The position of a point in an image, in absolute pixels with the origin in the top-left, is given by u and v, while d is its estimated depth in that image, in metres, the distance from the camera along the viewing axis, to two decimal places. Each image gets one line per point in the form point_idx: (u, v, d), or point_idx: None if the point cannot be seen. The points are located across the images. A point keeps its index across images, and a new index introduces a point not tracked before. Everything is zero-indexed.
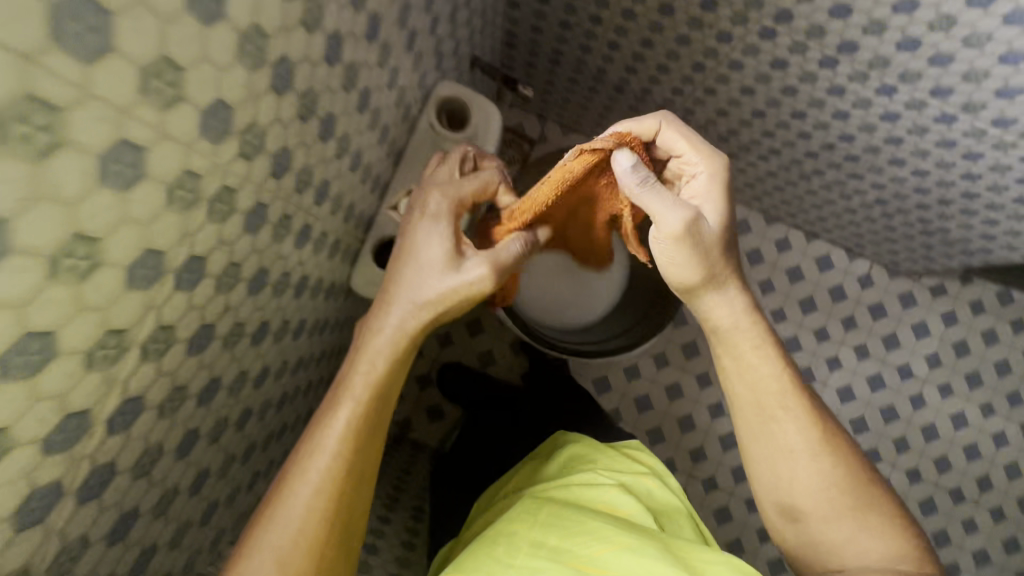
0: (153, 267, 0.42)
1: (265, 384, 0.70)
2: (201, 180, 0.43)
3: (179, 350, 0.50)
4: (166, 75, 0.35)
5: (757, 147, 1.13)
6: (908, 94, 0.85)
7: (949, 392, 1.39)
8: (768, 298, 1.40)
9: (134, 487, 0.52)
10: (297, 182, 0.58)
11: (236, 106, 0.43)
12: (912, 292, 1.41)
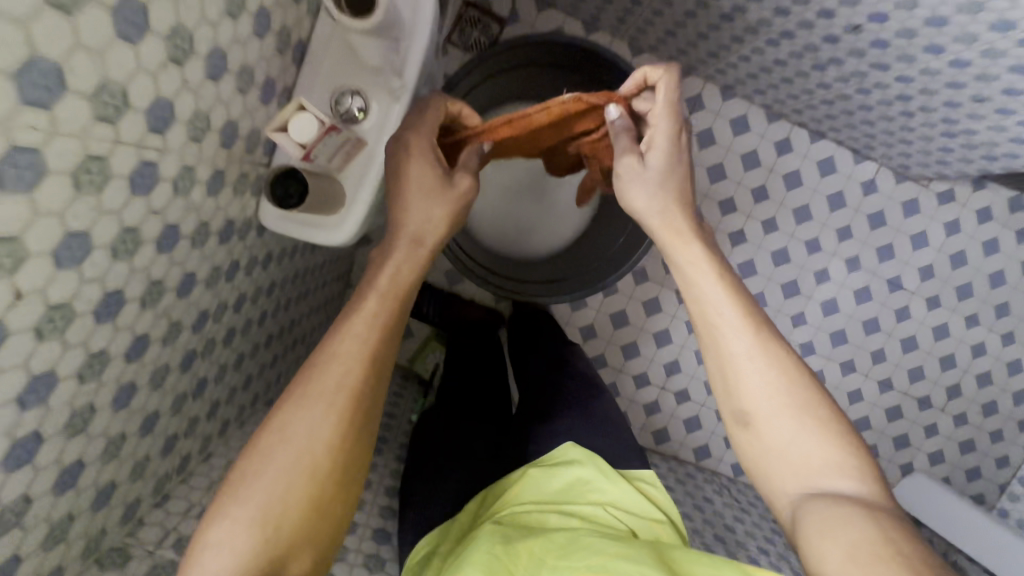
0: (82, 253, 0.41)
1: (225, 327, 0.71)
2: (105, 163, 0.40)
3: (125, 331, 0.50)
4: (90, 89, 0.36)
5: (767, 29, 0.96)
6: (933, 7, 0.76)
7: (937, 304, 1.37)
8: (759, 207, 1.35)
9: (105, 452, 0.55)
10: (220, 134, 0.54)
11: (125, 79, 0.39)
12: (915, 201, 1.34)
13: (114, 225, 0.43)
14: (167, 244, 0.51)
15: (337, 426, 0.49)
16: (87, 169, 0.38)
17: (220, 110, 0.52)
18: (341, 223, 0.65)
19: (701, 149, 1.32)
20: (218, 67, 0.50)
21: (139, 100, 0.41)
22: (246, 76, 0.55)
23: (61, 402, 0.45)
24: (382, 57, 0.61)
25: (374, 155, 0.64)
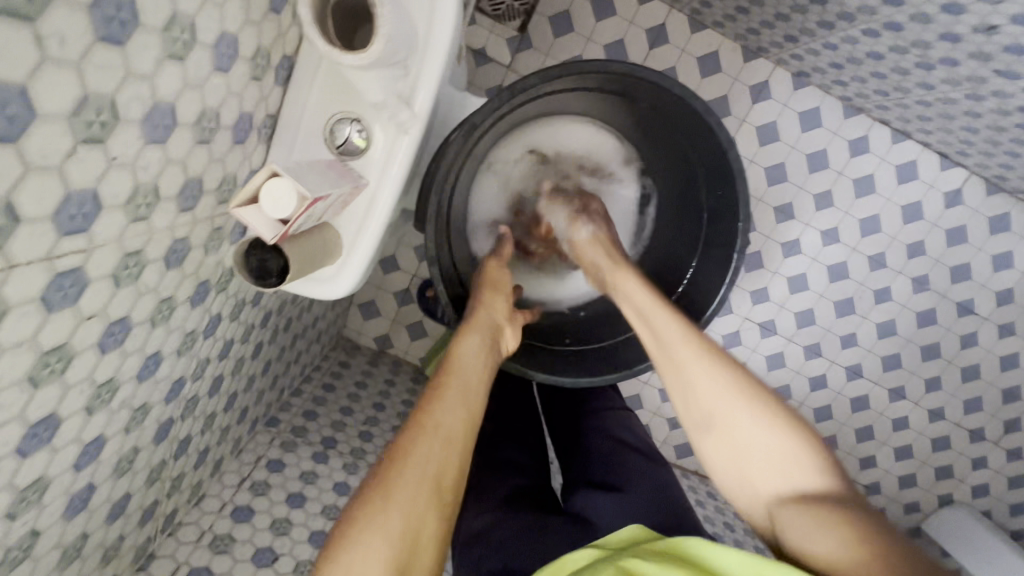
0: (57, 365, 0.34)
1: (230, 364, 0.66)
2: (78, 276, 0.33)
3: (116, 420, 0.44)
4: (39, 196, 0.28)
5: (868, 18, 0.86)
6: None
7: (1010, 333, 1.29)
8: (821, 215, 1.22)
9: (111, 523, 0.51)
10: (218, 192, 0.45)
11: (90, 184, 0.31)
12: (1008, 216, 1.21)
13: (98, 329, 0.37)
14: (164, 318, 0.45)
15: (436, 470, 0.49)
16: (58, 287, 0.32)
17: (216, 169, 0.44)
18: (338, 275, 0.54)
19: (763, 145, 1.18)
20: (212, 129, 0.41)
21: (112, 197, 0.34)
22: (245, 123, 0.45)
23: (54, 502, 0.40)
24: (384, 89, 0.48)
25: (377, 199, 0.53)
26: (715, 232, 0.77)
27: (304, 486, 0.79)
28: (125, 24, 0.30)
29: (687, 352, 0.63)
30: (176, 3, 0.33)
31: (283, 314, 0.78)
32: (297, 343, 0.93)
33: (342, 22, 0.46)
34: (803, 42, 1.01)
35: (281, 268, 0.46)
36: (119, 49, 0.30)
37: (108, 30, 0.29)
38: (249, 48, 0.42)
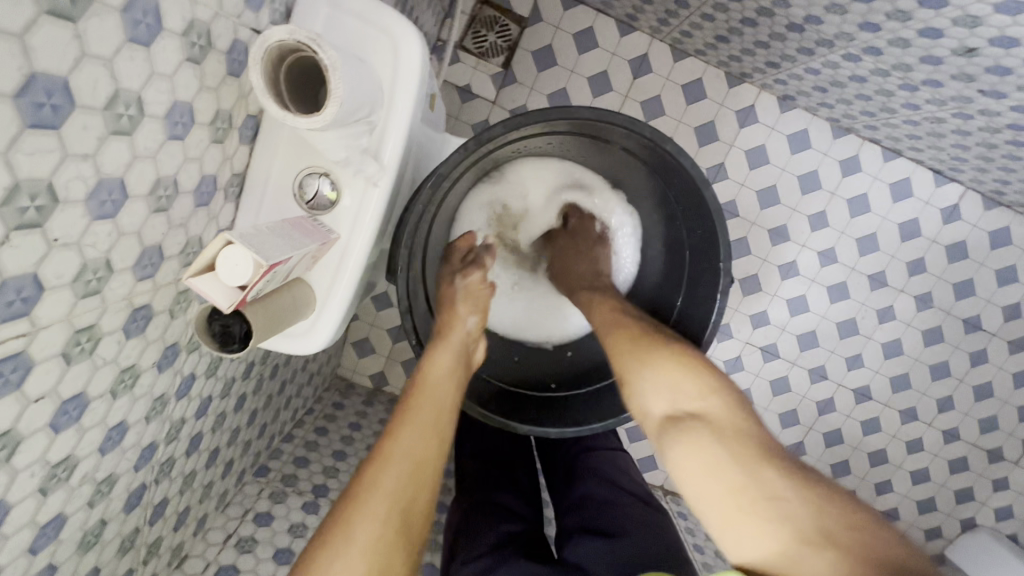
0: (38, 394, 0.38)
1: (216, 409, 0.69)
2: (23, 360, 0.35)
3: (95, 448, 0.47)
4: (33, 252, 0.33)
5: (845, 44, 0.88)
6: None
7: (1021, 348, 1.26)
8: (818, 235, 1.23)
9: (96, 551, 0.54)
10: (180, 256, 0.50)
11: (29, 269, 0.33)
12: (1008, 228, 1.20)
13: (48, 411, 0.39)
14: (126, 387, 0.48)
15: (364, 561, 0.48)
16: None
17: (177, 235, 0.48)
18: (313, 328, 0.57)
19: (752, 169, 1.20)
20: (168, 197, 0.45)
21: (56, 277, 0.36)
22: (208, 186, 0.50)
23: (39, 522, 0.43)
24: (347, 147, 0.52)
25: (350, 250, 0.57)
26: (699, 269, 0.79)
27: (292, 540, 0.82)
28: (60, 109, 0.32)
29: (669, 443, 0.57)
30: (121, 81, 0.36)
31: (273, 354, 0.82)
32: (287, 384, 0.94)
33: (300, 88, 0.50)
34: (779, 67, 1.04)
35: (244, 335, 0.48)
36: (55, 133, 0.32)
37: (92, 125, 0.35)
38: (210, 113, 0.47)
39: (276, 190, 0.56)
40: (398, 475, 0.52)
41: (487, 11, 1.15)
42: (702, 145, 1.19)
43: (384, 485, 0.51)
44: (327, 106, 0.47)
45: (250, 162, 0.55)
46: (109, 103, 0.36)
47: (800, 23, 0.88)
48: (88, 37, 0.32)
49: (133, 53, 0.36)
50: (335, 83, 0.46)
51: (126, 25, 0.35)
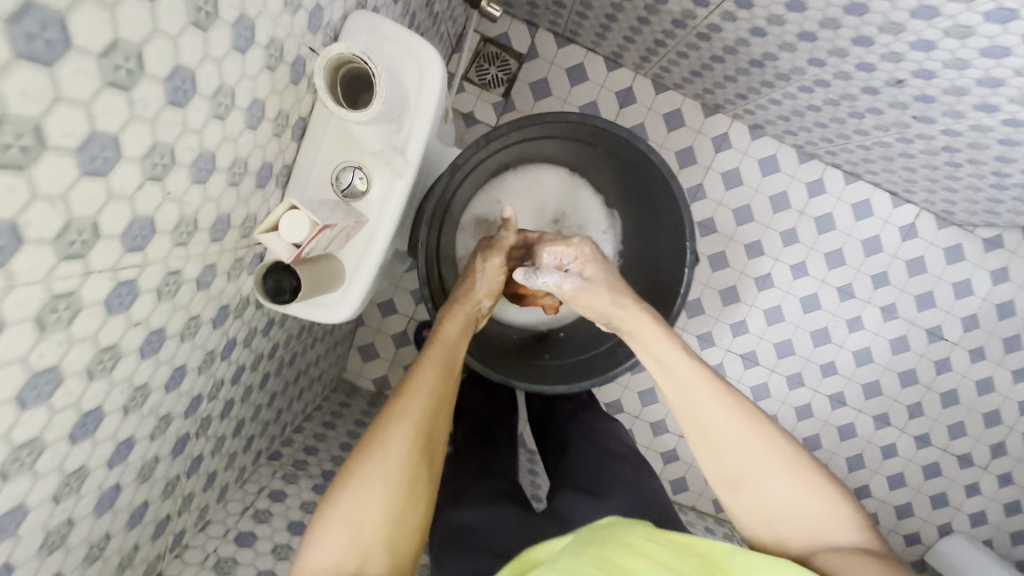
0: (109, 357, 0.42)
1: (241, 389, 0.72)
2: (132, 287, 0.41)
3: (139, 421, 0.50)
4: (124, 229, 0.38)
5: (799, 77, 0.94)
6: (987, 68, 0.72)
7: (981, 356, 1.35)
8: (789, 250, 1.32)
9: (120, 537, 0.55)
10: (240, 227, 0.54)
11: (122, 239, 0.38)
12: (961, 246, 1.31)
13: (140, 336, 0.45)
14: (189, 334, 0.53)
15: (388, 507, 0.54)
16: (117, 296, 0.40)
17: (234, 218, 0.52)
18: (341, 301, 0.62)
19: (728, 189, 1.29)
20: (237, 178, 0.50)
21: (138, 252, 0.40)
22: (266, 172, 0.54)
23: (87, 491, 0.47)
24: (382, 140, 0.57)
25: (377, 231, 0.61)
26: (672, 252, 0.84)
27: (304, 514, 0.82)
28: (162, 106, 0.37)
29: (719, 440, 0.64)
30: (218, 82, 0.42)
31: (284, 350, 0.84)
32: (292, 386, 0.96)
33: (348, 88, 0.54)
34: (747, 101, 1.14)
35: (295, 288, 0.53)
36: (152, 127, 0.37)
37: (176, 127, 0.39)
38: (272, 111, 0.51)
39: (314, 178, 0.59)
40: (408, 446, 0.57)
41: (486, 43, 1.23)
42: (683, 167, 1.29)
43: (394, 452, 0.56)
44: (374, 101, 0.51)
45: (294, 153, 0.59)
46: (198, 111, 0.41)
47: (767, 73, 0.99)
48: (193, 53, 0.38)
49: (221, 83, 0.42)
50: (379, 82, 0.49)
51: (220, 47, 0.40)
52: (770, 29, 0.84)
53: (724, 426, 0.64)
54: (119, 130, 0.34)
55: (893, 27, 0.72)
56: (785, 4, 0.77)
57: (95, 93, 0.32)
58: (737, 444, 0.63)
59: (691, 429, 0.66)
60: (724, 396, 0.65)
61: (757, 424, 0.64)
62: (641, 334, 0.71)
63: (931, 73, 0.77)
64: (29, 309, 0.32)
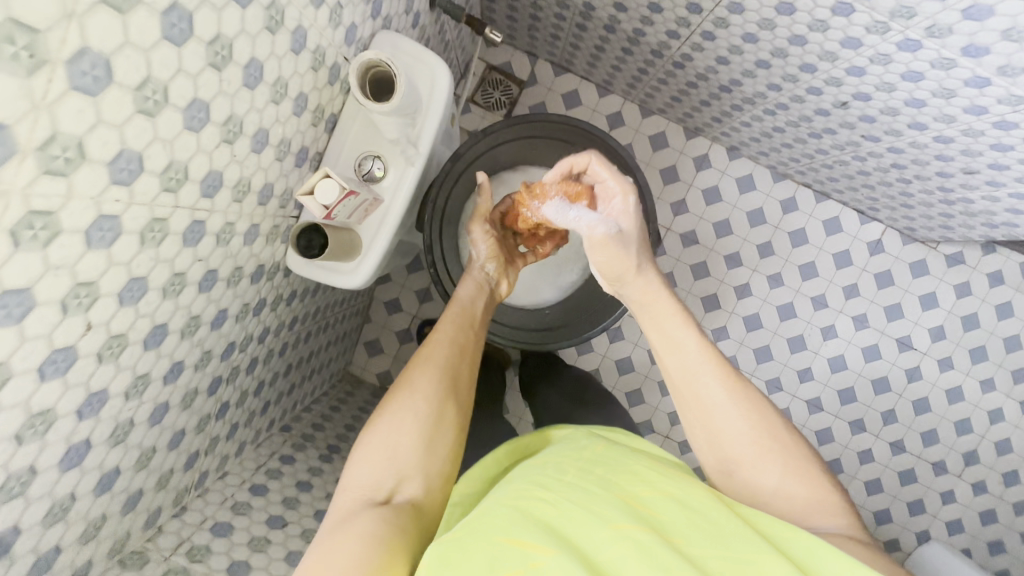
0: (179, 284, 0.51)
1: (263, 351, 0.81)
2: (201, 227, 0.51)
3: (191, 352, 0.59)
4: (203, 177, 0.48)
5: (764, 101, 1.05)
6: (910, 91, 0.81)
7: (949, 366, 1.43)
8: (766, 262, 1.42)
9: (159, 464, 0.63)
10: (281, 197, 0.64)
11: (201, 184, 0.48)
12: (924, 261, 1.41)
13: (201, 272, 0.54)
14: (233, 283, 0.62)
15: (416, 434, 0.60)
16: (191, 232, 0.49)
17: (280, 187, 0.63)
18: (355, 270, 0.70)
19: (709, 205, 1.41)
20: (285, 152, 0.60)
21: (210, 198, 0.50)
22: (304, 153, 0.65)
23: (148, 403, 0.55)
24: (400, 130, 0.67)
25: (389, 210, 0.70)
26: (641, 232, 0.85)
27: (312, 476, 0.90)
28: (243, 85, 0.48)
29: (716, 400, 0.61)
30: (279, 72, 0.53)
31: (299, 326, 0.93)
32: (302, 365, 1.05)
33: (378, 89, 0.66)
34: (720, 124, 1.26)
35: (321, 244, 0.68)
36: (232, 100, 0.47)
37: (247, 104, 0.50)
38: (312, 105, 0.62)
39: (340, 166, 0.70)
40: (438, 384, 0.64)
41: (490, 70, 1.35)
42: (667, 184, 1.41)
43: (425, 389, 0.63)
44: (397, 94, 0.62)
45: (326, 144, 0.69)
46: (261, 93, 0.51)
47: (739, 103, 1.10)
48: (265, 45, 0.48)
49: (279, 75, 0.53)
50: (399, 80, 0.61)
51: (285, 44, 0.51)
52: (732, 57, 0.95)
53: (722, 408, 0.61)
54: (208, 101, 0.44)
55: (829, 56, 0.82)
56: (741, 36, 0.87)
57: (201, 67, 0.42)
58: (733, 426, 0.60)
59: (686, 403, 0.63)
60: (722, 373, 0.62)
61: (755, 408, 0.61)
62: (655, 314, 0.69)
63: (867, 95, 0.87)
64: (137, 224, 0.42)
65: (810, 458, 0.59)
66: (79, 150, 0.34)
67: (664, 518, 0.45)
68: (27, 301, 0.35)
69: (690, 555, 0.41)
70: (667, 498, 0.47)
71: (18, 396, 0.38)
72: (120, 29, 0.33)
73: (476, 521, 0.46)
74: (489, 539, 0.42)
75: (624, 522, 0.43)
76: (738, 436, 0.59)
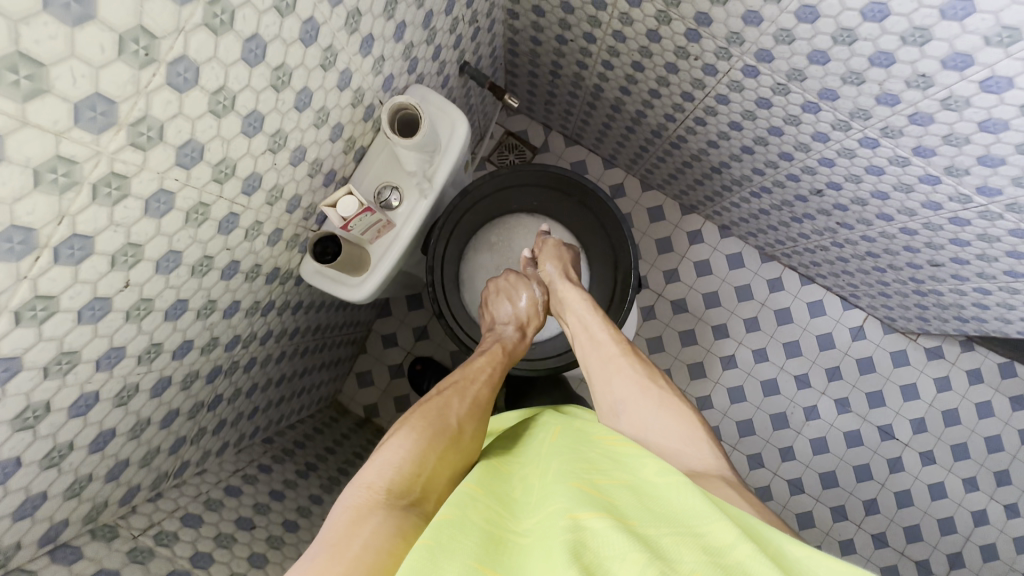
0: (206, 266, 0.58)
1: (262, 353, 0.86)
2: (235, 219, 0.58)
3: (201, 334, 0.64)
4: (246, 176, 0.56)
5: (749, 184, 1.15)
6: (874, 183, 0.91)
7: (931, 460, 1.40)
8: (752, 336, 1.46)
9: (146, 440, 0.66)
10: (305, 210, 0.72)
11: (242, 183, 0.56)
12: (904, 351, 1.44)
13: (226, 260, 0.61)
14: (250, 278, 0.68)
15: (446, 455, 0.59)
16: (226, 222, 0.57)
17: (306, 201, 0.71)
18: (360, 285, 0.76)
19: (699, 276, 1.48)
20: (316, 171, 0.69)
21: (246, 197, 0.58)
22: (331, 176, 0.74)
23: (154, 372, 0.60)
24: (418, 165, 0.75)
25: (399, 236, 0.77)
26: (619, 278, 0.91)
27: (284, 488, 0.91)
28: (293, 109, 0.57)
29: (613, 353, 0.72)
30: (324, 105, 0.62)
31: (297, 339, 0.98)
32: (293, 381, 1.08)
33: (404, 129, 0.75)
34: (712, 202, 1.36)
35: (335, 252, 0.74)
36: (280, 119, 0.56)
37: (293, 124, 0.58)
38: (347, 135, 0.71)
39: (362, 190, 0.78)
40: (472, 415, 0.66)
41: (507, 135, 1.48)
42: (660, 253, 1.49)
43: (459, 417, 0.64)
44: (420, 132, 0.71)
45: (350, 169, 0.78)
46: (306, 119, 0.60)
47: (728, 184, 1.21)
48: (315, 80, 0.58)
49: (323, 107, 0.62)
50: (423, 121, 0.71)
51: (331, 82, 0.61)
52: (720, 142, 1.06)
53: (618, 370, 0.70)
54: (263, 116, 0.53)
55: (803, 146, 0.92)
56: (728, 124, 0.99)
57: (263, 87, 0.51)
58: (624, 378, 0.69)
59: (589, 370, 0.74)
60: (619, 344, 0.74)
61: (649, 374, 0.69)
62: (568, 297, 0.82)
63: (839, 184, 0.97)
64: (186, 204, 0.50)
65: (692, 416, 0.64)
66: (157, 133, 0.42)
67: (620, 506, 0.47)
68: (87, 248, 0.42)
69: (647, 536, 0.42)
70: (625, 492, 0.49)
71: (57, 331, 0.44)
72: (212, 47, 0.43)
73: (444, 526, 0.45)
74: (459, 564, 0.42)
75: (579, 510, 0.45)
76: (627, 386, 0.68)
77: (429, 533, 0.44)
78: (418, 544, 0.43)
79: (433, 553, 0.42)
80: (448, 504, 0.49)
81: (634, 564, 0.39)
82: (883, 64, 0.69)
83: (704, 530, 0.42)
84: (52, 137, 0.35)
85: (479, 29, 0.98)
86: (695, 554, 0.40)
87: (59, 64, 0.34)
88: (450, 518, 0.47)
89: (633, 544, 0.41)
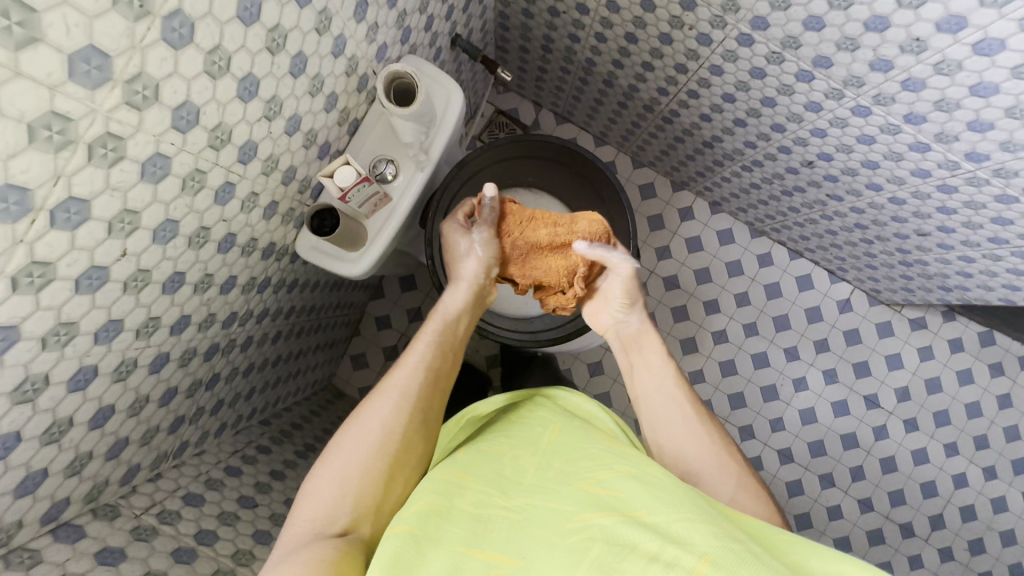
0: (201, 237, 0.56)
1: (258, 333, 0.85)
2: (232, 188, 0.57)
3: (198, 308, 0.63)
4: (242, 144, 0.54)
5: (741, 157, 1.16)
6: (865, 153, 0.92)
7: (915, 428, 1.45)
8: (742, 311, 1.48)
9: (143, 418, 0.65)
10: (300, 183, 0.71)
11: (237, 151, 0.54)
12: (889, 323, 1.47)
13: (222, 232, 0.60)
14: (246, 253, 0.67)
15: (371, 462, 0.54)
16: (223, 190, 0.55)
17: (302, 173, 0.70)
18: (356, 261, 0.75)
19: (690, 253, 1.49)
20: (311, 143, 0.67)
21: (242, 167, 0.57)
22: (326, 148, 0.72)
23: (153, 346, 0.59)
24: (415, 137, 0.73)
25: (396, 210, 0.76)
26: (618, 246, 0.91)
27: (284, 467, 0.90)
28: (288, 76, 0.56)
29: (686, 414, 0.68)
30: (318, 72, 0.61)
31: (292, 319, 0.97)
32: (289, 362, 1.06)
33: (400, 99, 0.74)
34: (703, 179, 1.37)
35: (332, 224, 0.72)
36: (275, 86, 0.55)
37: (287, 91, 0.57)
38: (341, 105, 0.70)
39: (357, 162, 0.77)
40: (400, 406, 0.59)
41: (498, 113, 1.47)
42: (653, 231, 1.49)
43: (384, 417, 0.58)
44: (417, 103, 0.70)
45: (344, 141, 0.77)
46: (300, 86, 0.59)
47: (720, 159, 1.21)
48: (309, 46, 0.57)
49: (317, 75, 0.61)
50: (419, 90, 0.69)
51: (326, 48, 0.60)
52: (714, 115, 1.06)
53: (692, 432, 0.66)
54: (257, 82, 0.52)
55: (795, 117, 0.93)
56: (721, 96, 0.99)
57: (258, 49, 0.49)
58: (698, 441, 0.65)
59: (657, 424, 0.69)
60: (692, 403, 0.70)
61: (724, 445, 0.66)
62: (638, 343, 0.78)
63: (829, 155, 0.97)
64: (182, 170, 0.48)
65: (767, 498, 0.61)
66: (153, 92, 0.41)
67: (627, 499, 0.47)
68: (84, 212, 0.41)
69: (654, 523, 0.43)
70: (629, 482, 0.49)
71: (54, 300, 0.42)
72: (206, 2, 0.42)
73: (434, 514, 0.47)
74: (450, 549, 0.44)
75: (586, 513, 0.46)
76: (703, 453, 0.64)
77: (411, 522, 0.46)
78: (396, 531, 0.45)
79: (418, 541, 0.44)
80: (437, 492, 0.51)
81: (641, 554, 0.40)
82: (877, 29, 0.69)
83: (714, 521, 0.42)
84: (46, 90, 0.34)
85: (471, 1, 0.96)
86: (706, 536, 0.40)
87: (52, 11, 0.32)
88: (437, 506, 0.48)
89: (634, 537, 0.41)
